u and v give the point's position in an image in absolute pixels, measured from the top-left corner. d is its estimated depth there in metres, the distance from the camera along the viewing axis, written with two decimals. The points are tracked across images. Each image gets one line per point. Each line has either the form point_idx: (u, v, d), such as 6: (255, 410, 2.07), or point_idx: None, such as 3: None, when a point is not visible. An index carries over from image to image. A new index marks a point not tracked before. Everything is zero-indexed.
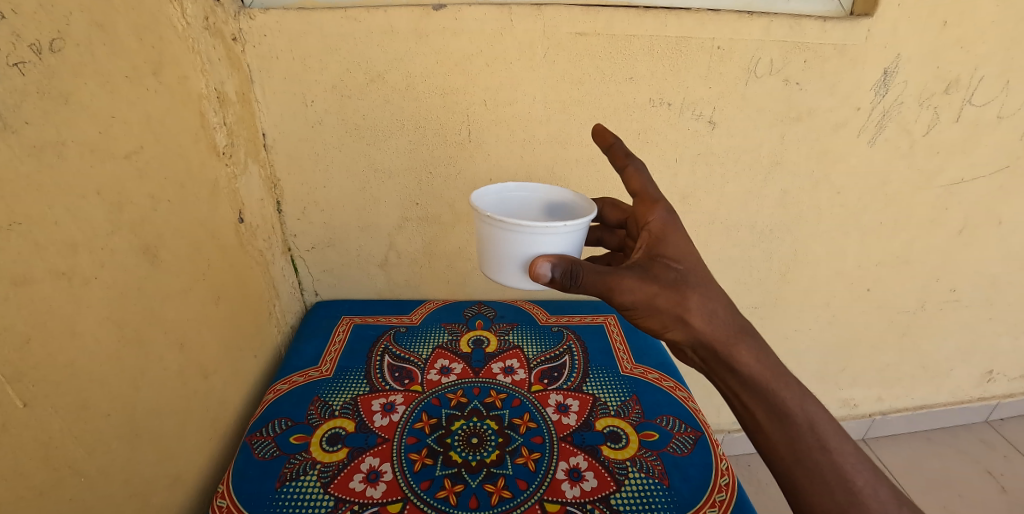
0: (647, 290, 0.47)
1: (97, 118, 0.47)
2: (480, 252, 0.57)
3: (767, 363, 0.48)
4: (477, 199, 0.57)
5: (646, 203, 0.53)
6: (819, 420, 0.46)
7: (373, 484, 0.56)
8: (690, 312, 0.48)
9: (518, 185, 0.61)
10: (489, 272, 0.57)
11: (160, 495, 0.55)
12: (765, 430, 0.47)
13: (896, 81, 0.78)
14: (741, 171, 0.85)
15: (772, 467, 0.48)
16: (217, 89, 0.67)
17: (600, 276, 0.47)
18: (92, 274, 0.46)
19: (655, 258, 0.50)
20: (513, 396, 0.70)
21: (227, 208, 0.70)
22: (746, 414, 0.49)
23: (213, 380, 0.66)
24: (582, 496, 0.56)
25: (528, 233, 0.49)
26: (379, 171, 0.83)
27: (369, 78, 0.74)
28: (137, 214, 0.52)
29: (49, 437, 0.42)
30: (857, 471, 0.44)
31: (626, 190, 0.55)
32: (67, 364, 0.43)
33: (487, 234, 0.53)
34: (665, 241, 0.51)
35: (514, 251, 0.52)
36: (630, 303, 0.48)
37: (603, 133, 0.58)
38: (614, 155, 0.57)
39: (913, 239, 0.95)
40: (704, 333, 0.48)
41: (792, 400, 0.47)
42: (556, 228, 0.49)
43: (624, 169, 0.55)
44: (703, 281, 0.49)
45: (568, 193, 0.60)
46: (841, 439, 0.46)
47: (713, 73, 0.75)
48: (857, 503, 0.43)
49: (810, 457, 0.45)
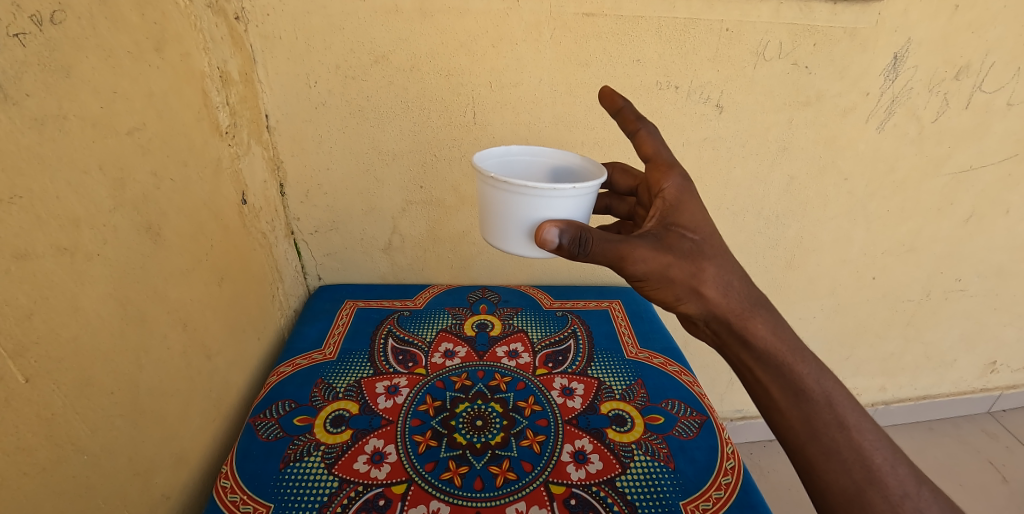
0: (660, 260, 0.46)
1: (99, 92, 0.46)
2: (483, 217, 0.56)
3: (782, 337, 0.48)
4: (480, 160, 0.56)
5: (661, 168, 0.53)
6: (836, 396, 0.46)
7: (377, 465, 0.56)
8: (704, 283, 0.48)
9: (522, 148, 0.60)
10: (492, 238, 0.56)
11: (164, 475, 0.55)
12: (780, 406, 0.47)
13: (905, 65, 0.77)
14: (749, 155, 0.84)
15: (786, 445, 0.48)
16: (219, 68, 0.66)
17: (610, 244, 0.45)
18: (95, 250, 0.46)
19: (670, 228, 0.49)
20: (518, 379, 0.69)
21: (229, 188, 0.69)
22: (760, 390, 0.49)
23: (217, 361, 0.66)
24: (587, 478, 0.55)
25: (535, 196, 0.49)
26: (382, 153, 0.82)
27: (374, 58, 0.74)
28: (139, 191, 0.51)
29: (52, 413, 0.41)
30: (875, 449, 0.44)
31: (638, 154, 0.55)
32: (70, 340, 0.43)
33: (492, 197, 0.52)
34: (679, 210, 0.50)
35: (520, 215, 0.51)
36: (641, 274, 0.47)
37: (611, 95, 0.56)
38: (624, 119, 0.56)
39: (919, 228, 0.95)
40: (718, 305, 0.48)
41: (809, 375, 0.47)
42: (565, 192, 0.48)
43: (635, 134, 0.55)
44: (718, 251, 0.49)
45: (574, 157, 0.59)
46: (860, 416, 0.46)
47: (722, 55, 0.74)
48: (874, 481, 0.43)
49: (827, 434, 0.45)
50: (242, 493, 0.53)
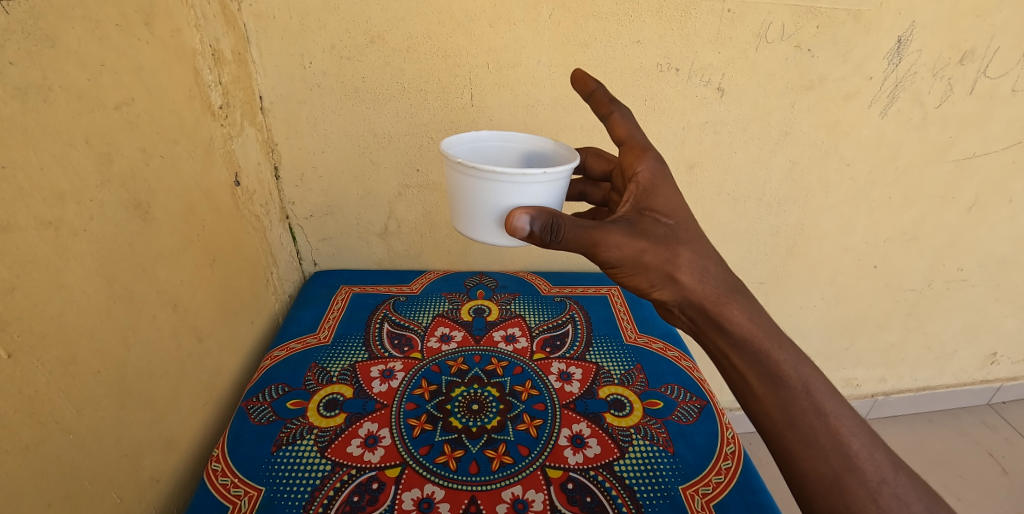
0: (634, 245, 0.45)
1: (85, 64, 0.45)
2: (452, 204, 0.54)
3: (759, 323, 0.47)
4: (449, 147, 0.55)
5: (634, 151, 0.51)
6: (814, 382, 0.45)
7: (371, 448, 0.55)
8: (679, 268, 0.47)
9: (493, 134, 0.58)
10: (462, 226, 0.54)
11: (153, 457, 0.54)
12: (756, 393, 0.46)
13: (910, 49, 0.76)
14: (751, 140, 0.83)
15: (765, 433, 0.46)
16: (211, 46, 0.65)
17: (582, 231, 0.44)
18: (80, 226, 0.44)
19: (644, 212, 0.48)
20: (515, 364, 0.68)
21: (222, 169, 0.68)
22: (736, 376, 0.48)
23: (208, 344, 0.64)
24: (585, 462, 0.54)
25: (504, 182, 0.47)
26: (378, 136, 0.81)
27: (369, 38, 0.72)
28: (128, 167, 0.50)
29: (34, 390, 0.40)
30: (853, 435, 0.43)
31: (612, 138, 0.53)
32: (54, 316, 0.42)
33: (461, 184, 0.50)
34: (654, 194, 0.49)
35: (489, 202, 0.49)
36: (615, 260, 0.46)
37: (583, 78, 0.54)
38: (597, 103, 0.54)
39: (922, 216, 0.94)
40: (694, 292, 0.47)
41: (786, 362, 0.45)
42: (535, 177, 0.47)
43: (608, 117, 0.53)
44: (694, 236, 0.48)
45: (546, 143, 0.58)
46: (838, 402, 0.44)
47: (723, 37, 0.73)
48: (852, 467, 0.42)
49: (804, 421, 0.43)
50: (232, 476, 0.52)
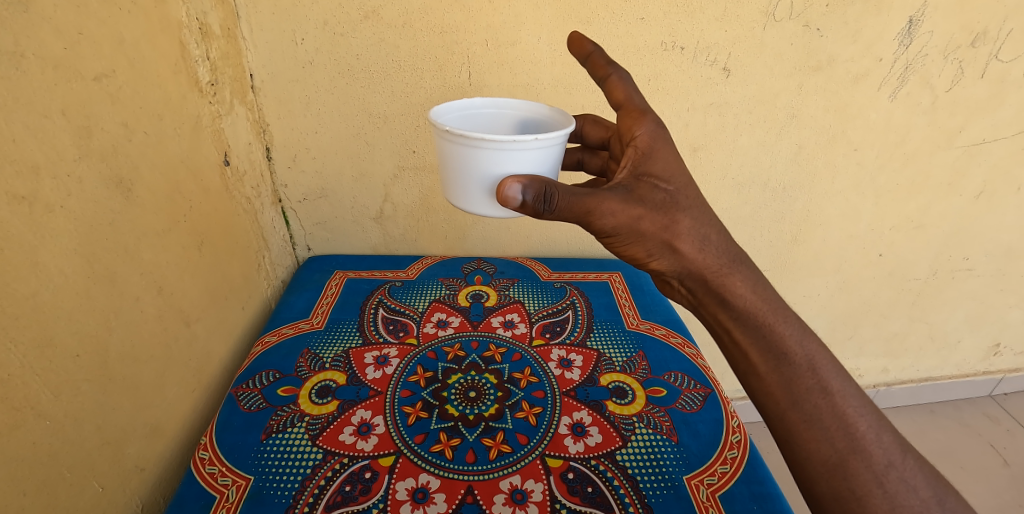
0: (630, 212, 0.43)
1: (61, 32, 0.42)
2: (441, 174, 0.52)
3: (763, 296, 0.45)
4: (438, 115, 0.52)
5: (632, 115, 0.49)
6: (820, 360, 0.43)
7: (364, 437, 0.53)
8: (678, 237, 0.45)
9: (485, 100, 0.56)
10: (453, 196, 0.52)
11: (137, 445, 0.52)
12: (758, 370, 0.44)
13: (921, 30, 0.74)
14: (756, 123, 0.81)
15: (766, 415, 0.44)
16: (199, 19, 0.62)
17: (576, 198, 0.41)
18: (56, 202, 0.42)
19: (640, 178, 0.46)
20: (514, 351, 0.66)
21: (210, 148, 0.65)
22: (737, 354, 0.46)
23: (196, 329, 0.62)
24: (586, 451, 0.53)
25: (493, 150, 0.45)
26: (373, 116, 0.78)
27: (363, 14, 0.69)
28: (108, 142, 0.47)
29: (8, 374, 0.37)
30: (860, 416, 0.41)
31: (608, 102, 0.51)
32: (28, 297, 0.39)
33: (449, 152, 0.48)
34: (652, 158, 0.46)
35: (478, 170, 0.47)
36: (610, 228, 0.44)
37: (580, 40, 0.52)
38: (594, 65, 0.51)
39: (929, 203, 0.92)
40: (693, 262, 0.46)
41: (791, 337, 0.43)
42: (528, 143, 0.44)
43: (605, 80, 0.50)
44: (694, 203, 0.46)
45: (541, 108, 0.56)
46: (844, 381, 0.42)
47: (730, 14, 0.71)
48: (858, 449, 0.40)
49: (808, 400, 0.42)
50: (221, 466, 0.50)
